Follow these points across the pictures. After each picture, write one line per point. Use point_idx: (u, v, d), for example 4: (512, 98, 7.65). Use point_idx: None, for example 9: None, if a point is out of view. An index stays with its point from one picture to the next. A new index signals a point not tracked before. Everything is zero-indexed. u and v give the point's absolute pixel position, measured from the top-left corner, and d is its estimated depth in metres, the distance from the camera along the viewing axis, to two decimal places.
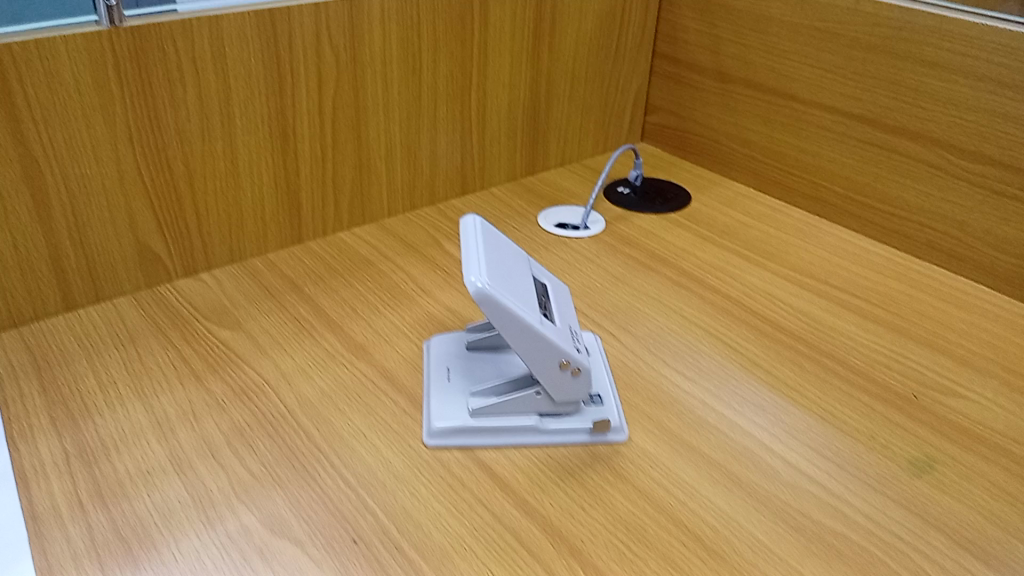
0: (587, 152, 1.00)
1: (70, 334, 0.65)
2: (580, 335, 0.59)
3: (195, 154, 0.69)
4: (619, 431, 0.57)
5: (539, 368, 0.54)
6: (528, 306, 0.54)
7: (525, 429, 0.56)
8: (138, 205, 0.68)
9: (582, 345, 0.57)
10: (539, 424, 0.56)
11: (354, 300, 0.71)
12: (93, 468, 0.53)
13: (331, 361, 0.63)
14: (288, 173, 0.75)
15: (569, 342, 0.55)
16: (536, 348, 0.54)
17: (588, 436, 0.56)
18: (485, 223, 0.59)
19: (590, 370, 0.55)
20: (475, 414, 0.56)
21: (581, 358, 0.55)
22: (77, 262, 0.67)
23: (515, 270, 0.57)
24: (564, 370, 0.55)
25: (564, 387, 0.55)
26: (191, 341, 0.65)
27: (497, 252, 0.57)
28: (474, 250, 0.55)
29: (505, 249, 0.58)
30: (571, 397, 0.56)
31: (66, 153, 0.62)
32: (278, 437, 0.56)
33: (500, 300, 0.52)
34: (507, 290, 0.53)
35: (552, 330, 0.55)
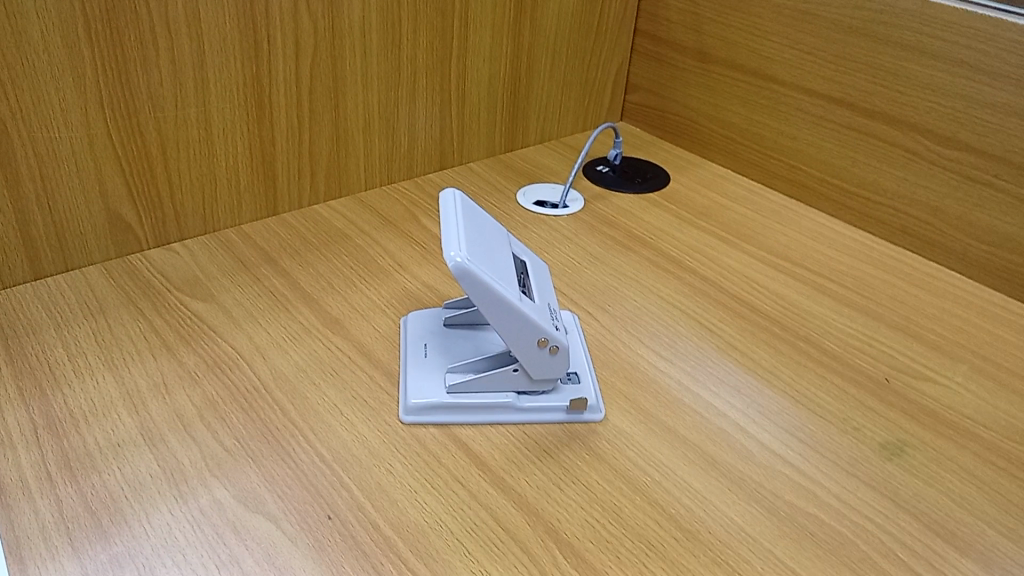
0: (567, 129, 0.99)
1: (37, 303, 0.64)
2: (559, 313, 0.59)
3: (168, 121, 0.67)
4: (596, 411, 0.57)
5: (517, 345, 0.54)
6: (507, 283, 0.54)
7: (502, 406, 0.56)
8: (108, 172, 0.66)
9: (561, 323, 0.57)
10: (516, 402, 0.56)
11: (330, 274, 0.70)
12: (61, 439, 0.52)
13: (306, 336, 0.62)
14: (264, 142, 0.74)
15: (547, 320, 0.55)
16: (514, 325, 0.53)
17: (564, 415, 0.56)
18: (464, 198, 0.58)
19: (568, 349, 0.55)
20: (451, 391, 0.56)
21: (559, 337, 0.54)
22: (45, 229, 0.65)
23: (494, 246, 0.56)
24: (542, 348, 0.55)
25: (542, 365, 0.55)
26: (162, 312, 0.64)
27: (477, 227, 0.56)
28: (454, 225, 0.54)
29: (484, 225, 0.58)
30: (548, 375, 0.56)
31: (34, 116, 0.60)
32: (252, 411, 0.55)
33: (479, 277, 0.51)
34: (486, 265, 0.53)
35: (531, 307, 0.54)
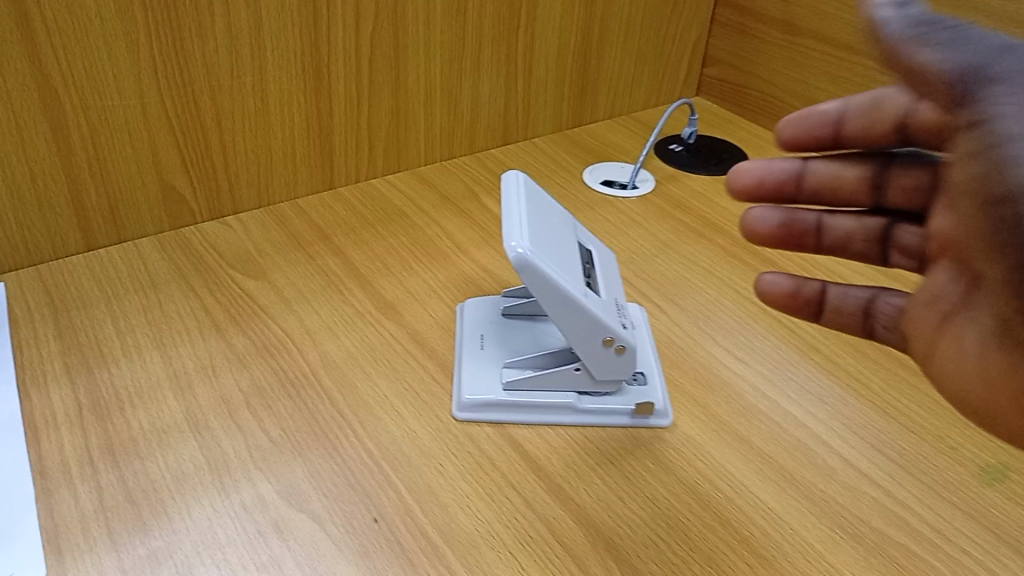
0: (639, 104, 0.94)
1: (88, 275, 0.62)
2: (626, 309, 0.54)
3: (223, 90, 0.64)
4: (664, 416, 0.53)
5: (580, 343, 0.50)
6: (571, 276, 0.50)
7: (561, 407, 0.52)
8: (161, 142, 0.64)
9: (628, 320, 0.52)
10: (577, 403, 0.52)
11: (386, 254, 0.67)
12: (106, 422, 0.50)
13: (359, 320, 0.60)
14: (321, 114, 0.71)
15: (614, 316, 0.51)
16: (578, 321, 0.49)
17: (629, 419, 0.52)
18: (529, 181, 0.54)
19: (635, 350, 0.51)
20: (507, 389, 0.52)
21: (627, 336, 0.50)
22: (98, 200, 0.63)
23: (559, 235, 0.52)
24: (607, 348, 0.50)
25: (607, 366, 0.51)
26: (213, 289, 0.62)
27: (540, 214, 0.52)
28: (516, 213, 0.50)
29: (548, 211, 0.53)
30: (613, 376, 0.52)
31: (87, 83, 0.58)
32: (300, 399, 0.53)
33: (540, 269, 0.47)
34: (550, 257, 0.49)
35: (596, 303, 0.50)
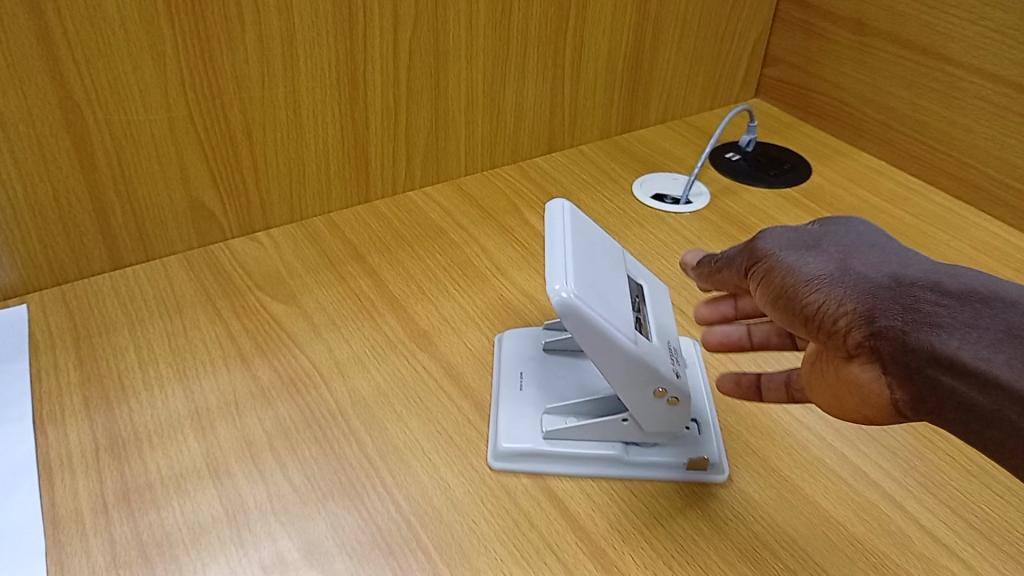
0: (693, 108, 0.88)
1: (113, 297, 0.60)
2: (680, 350, 0.50)
3: (254, 102, 0.61)
4: (720, 471, 0.48)
5: (630, 394, 0.46)
6: (621, 319, 0.45)
7: (606, 459, 0.48)
8: (190, 158, 0.61)
9: (682, 364, 0.48)
10: (624, 455, 0.48)
11: (421, 276, 0.63)
12: (123, 464, 0.48)
13: (392, 352, 0.56)
14: (357, 124, 0.67)
15: (667, 363, 0.46)
16: (628, 370, 0.45)
17: (681, 473, 0.48)
18: (575, 211, 0.49)
19: (690, 401, 0.46)
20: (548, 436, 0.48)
21: (680, 387, 0.46)
22: (124, 218, 0.61)
23: (609, 271, 0.48)
24: (659, 399, 0.46)
25: (657, 417, 0.47)
26: (240, 314, 0.59)
27: (589, 249, 0.48)
28: (560, 250, 0.46)
29: (596, 244, 0.49)
30: (664, 427, 0.47)
31: (111, 99, 0.55)
32: (326, 442, 0.50)
33: (587, 315, 0.43)
34: (598, 301, 0.44)
35: (648, 349, 0.46)
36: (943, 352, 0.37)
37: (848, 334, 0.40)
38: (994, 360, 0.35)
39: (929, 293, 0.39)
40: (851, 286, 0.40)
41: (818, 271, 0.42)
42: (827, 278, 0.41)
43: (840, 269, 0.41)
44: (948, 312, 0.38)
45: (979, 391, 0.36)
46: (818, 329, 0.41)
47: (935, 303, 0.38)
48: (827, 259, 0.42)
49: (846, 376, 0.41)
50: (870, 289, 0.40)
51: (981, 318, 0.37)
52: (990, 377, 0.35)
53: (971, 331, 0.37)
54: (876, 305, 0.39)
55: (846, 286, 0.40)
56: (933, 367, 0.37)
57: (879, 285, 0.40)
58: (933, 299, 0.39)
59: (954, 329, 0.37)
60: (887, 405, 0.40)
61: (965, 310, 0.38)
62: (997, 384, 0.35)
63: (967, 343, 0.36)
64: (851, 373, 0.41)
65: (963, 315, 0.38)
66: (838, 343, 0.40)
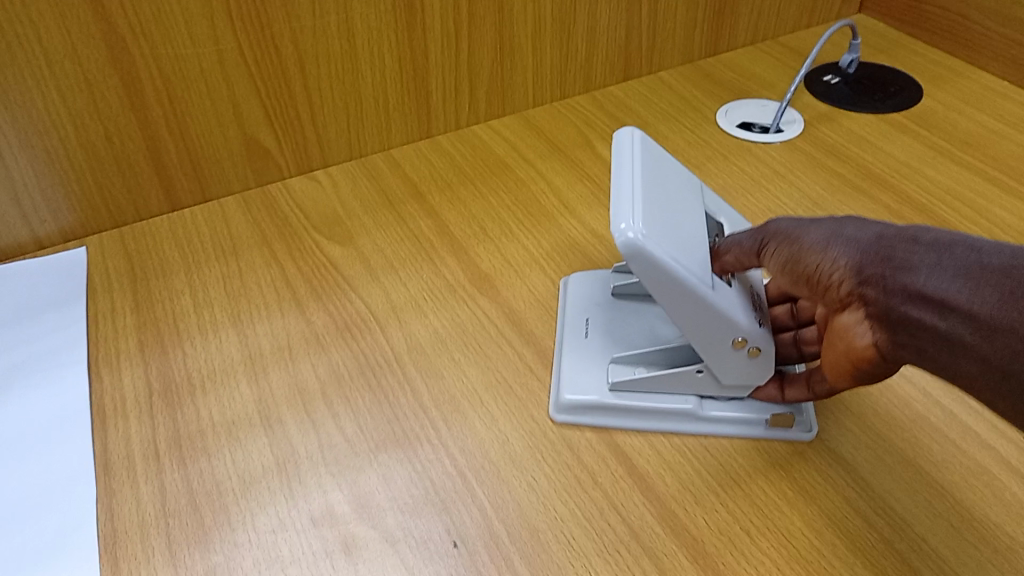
0: (787, 28, 0.80)
1: (171, 238, 0.59)
2: (762, 296, 0.44)
3: (306, 31, 0.58)
4: (807, 428, 0.43)
5: (705, 346, 0.41)
6: (697, 262, 0.40)
7: (679, 414, 0.44)
8: (242, 92, 0.58)
9: (765, 311, 0.43)
10: (699, 411, 0.44)
11: (484, 215, 0.60)
12: (175, 410, 0.46)
13: (451, 297, 0.53)
14: (415, 54, 0.63)
15: (749, 311, 0.41)
16: (702, 321, 0.40)
17: (761, 431, 0.44)
18: (646, 143, 0.44)
19: (773, 354, 0.42)
20: (615, 389, 0.44)
21: (761, 339, 0.41)
22: (179, 157, 0.59)
23: (685, 208, 0.43)
24: (737, 351, 0.41)
25: (735, 370, 0.42)
26: (295, 257, 0.57)
27: (661, 184, 0.43)
28: (628, 187, 0.41)
29: (670, 179, 0.44)
30: (743, 380, 0.43)
31: (157, 30, 0.53)
32: (380, 391, 0.47)
33: (658, 259, 0.38)
34: (672, 242, 0.40)
35: (728, 296, 0.41)
36: (912, 287, 0.35)
37: (836, 286, 0.38)
38: (953, 288, 0.34)
39: (907, 241, 0.36)
40: (840, 240, 0.38)
41: (812, 233, 0.40)
42: (819, 237, 0.39)
43: (834, 227, 0.39)
44: (923, 253, 0.35)
45: (940, 319, 0.34)
46: (816, 288, 0.39)
47: (911, 248, 0.36)
48: (821, 222, 0.40)
49: (835, 329, 0.39)
50: (857, 242, 0.38)
51: (949, 255, 0.35)
52: (948, 304, 0.33)
53: (936, 266, 0.35)
54: (860, 256, 0.37)
55: (836, 241, 0.39)
56: (905, 304, 0.35)
57: (868, 238, 0.38)
58: (910, 243, 0.36)
59: (926, 267, 0.35)
60: (870, 350, 0.37)
61: (935, 251, 0.35)
62: (955, 310, 0.33)
63: (935, 279, 0.34)
64: (839, 319, 0.39)
65: (933, 255, 0.35)
66: (830, 297, 0.39)
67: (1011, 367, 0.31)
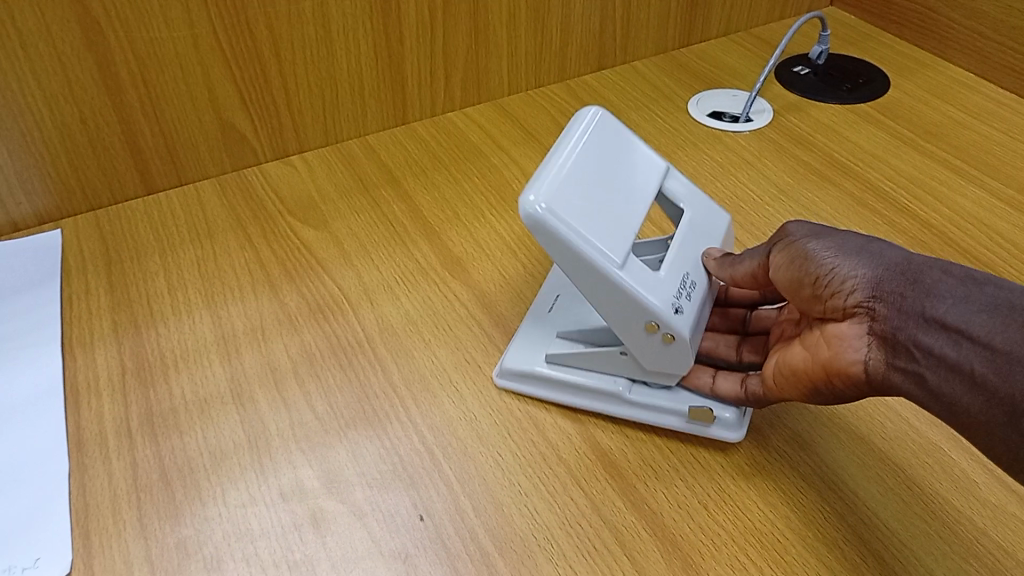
0: (760, 19, 0.81)
1: (146, 221, 0.59)
2: (703, 287, 0.44)
3: (281, 16, 0.58)
4: (729, 427, 0.43)
5: (620, 327, 0.42)
6: (614, 241, 0.40)
7: (606, 395, 0.44)
8: (217, 77, 0.59)
9: (692, 300, 0.42)
10: (624, 393, 0.44)
11: (457, 201, 0.61)
12: (148, 388, 0.47)
13: (423, 279, 0.54)
14: (391, 40, 0.63)
15: (668, 296, 0.41)
16: (613, 301, 0.41)
17: (682, 423, 0.43)
18: (602, 117, 0.45)
19: (687, 344, 0.41)
20: (551, 361, 0.45)
21: (673, 326, 0.41)
22: (155, 141, 0.59)
23: (621, 187, 0.43)
24: (651, 334, 0.41)
25: (652, 354, 0.42)
26: (270, 240, 0.57)
27: (601, 160, 0.43)
28: (559, 156, 0.42)
29: (615, 157, 0.44)
30: (667, 368, 0.43)
31: (132, 13, 0.53)
32: (351, 370, 0.48)
33: (558, 234, 0.39)
34: (585, 217, 0.40)
35: (645, 278, 0.41)
36: (932, 314, 0.36)
37: (846, 295, 0.40)
38: (976, 321, 0.35)
39: (937, 271, 0.38)
40: (865, 255, 0.40)
41: (839, 242, 0.41)
42: (844, 247, 0.41)
43: (862, 243, 0.41)
44: (950, 284, 0.37)
45: (951, 348, 0.35)
46: (820, 292, 0.41)
47: (940, 278, 0.38)
48: (847, 235, 0.42)
49: (827, 337, 0.41)
50: (881, 261, 0.40)
51: (977, 292, 0.36)
52: (967, 335, 0.35)
53: (964, 299, 0.36)
54: (884, 275, 0.39)
55: (861, 256, 0.40)
56: (919, 328, 0.37)
57: (892, 260, 0.39)
58: (938, 272, 0.38)
59: (950, 299, 0.37)
60: (856, 368, 0.39)
61: (963, 286, 0.37)
62: (973, 340, 0.35)
63: (958, 310, 0.36)
64: (835, 330, 0.40)
65: (960, 290, 0.37)
66: (835, 305, 0.40)
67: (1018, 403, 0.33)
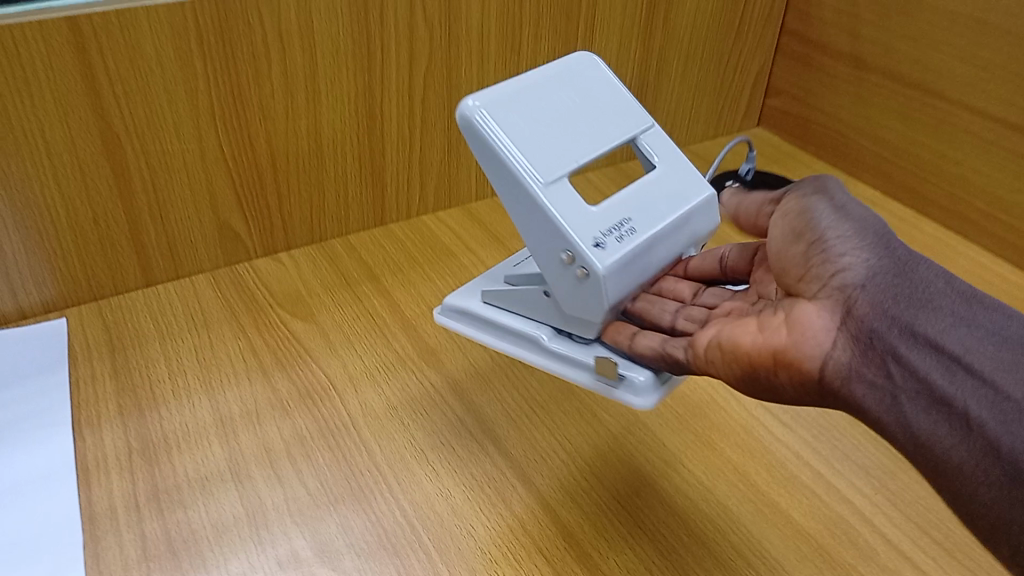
0: (697, 137, 0.92)
1: (145, 311, 0.65)
2: (644, 235, 0.47)
3: (279, 132, 0.66)
4: (638, 392, 0.47)
5: (547, 251, 0.47)
6: (541, 164, 0.46)
7: (531, 340, 0.51)
8: (218, 184, 0.66)
9: (620, 240, 0.46)
10: (546, 340, 0.50)
11: (432, 296, 0.68)
12: (153, 467, 0.52)
13: (401, 368, 0.61)
14: (374, 153, 0.71)
15: (592, 230, 0.46)
16: (536, 221, 0.46)
17: (587, 377, 0.49)
18: (584, 68, 0.52)
19: (598, 278, 0.45)
20: (495, 303, 0.53)
21: (586, 256, 0.45)
22: (157, 238, 0.66)
23: (571, 127, 0.49)
24: (570, 265, 0.46)
25: (574, 287, 0.47)
26: (262, 330, 0.63)
27: (561, 98, 0.50)
28: (522, 80, 0.49)
29: (578, 103, 0.50)
30: (587, 315, 0.48)
31: (148, 129, 0.60)
32: (338, 451, 0.54)
33: (486, 137, 0.46)
34: (517, 133, 0.47)
35: (569, 210, 0.46)
36: (928, 335, 0.41)
37: (837, 284, 0.43)
38: (975, 354, 0.40)
39: (940, 294, 0.42)
40: (867, 250, 0.43)
41: (848, 228, 0.44)
42: (853, 234, 0.44)
43: (867, 234, 0.44)
44: (947, 311, 0.41)
45: (942, 371, 0.40)
46: (815, 275, 0.43)
47: (939, 301, 0.42)
48: (856, 220, 0.44)
49: (795, 322, 0.43)
50: (886, 259, 0.43)
51: (974, 326, 0.41)
52: (963, 365, 0.40)
53: (963, 327, 0.41)
54: (886, 275, 0.43)
55: (868, 250, 0.43)
56: (908, 344, 0.41)
57: (890, 264, 0.43)
58: (939, 292, 0.42)
59: (946, 325, 0.41)
60: (813, 359, 0.43)
61: (962, 316, 0.41)
62: (970, 371, 0.39)
63: (959, 341, 0.40)
64: (802, 312, 0.44)
65: (960, 320, 0.41)
66: (825, 293, 0.43)
67: (1006, 441, 0.37)
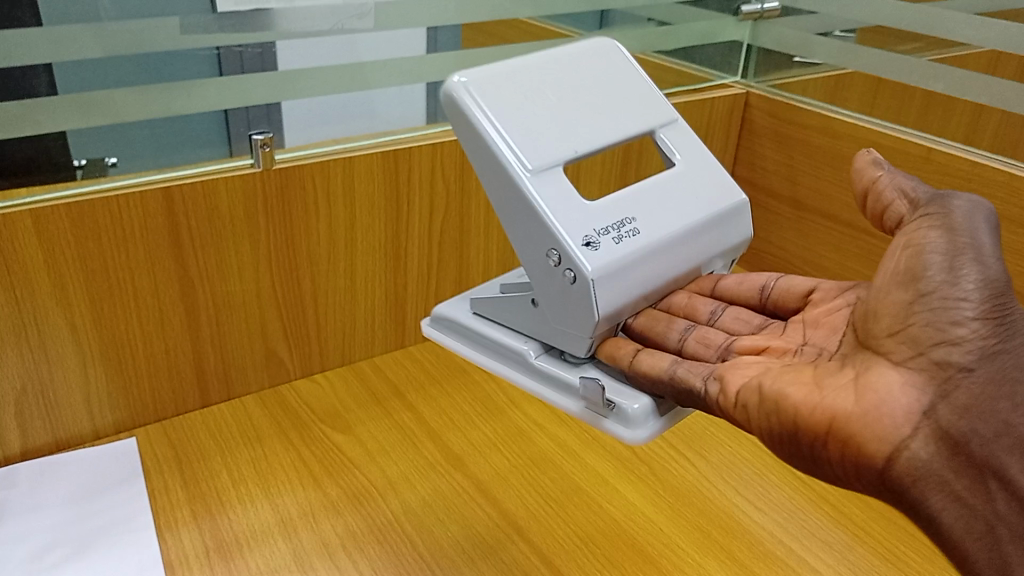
0: None
1: (204, 430, 0.74)
2: (634, 244, 0.55)
3: (323, 274, 0.78)
4: (629, 425, 0.54)
5: (537, 250, 0.55)
6: (532, 151, 0.55)
7: (518, 353, 0.60)
8: (269, 317, 0.77)
9: (608, 242, 0.54)
10: (532, 357, 0.59)
11: (452, 409, 0.79)
12: (229, 562, 0.61)
13: (432, 471, 0.71)
14: (398, 287, 0.83)
15: (582, 232, 0.54)
16: (527, 222, 0.55)
17: (567, 395, 0.58)
18: (581, 66, 0.61)
19: (584, 278, 0.53)
20: (487, 316, 0.63)
21: (573, 258, 0.53)
22: (215, 365, 0.76)
23: (563, 127, 0.57)
24: (557, 265, 0.54)
25: (560, 287, 0.55)
26: (309, 443, 0.73)
27: (559, 92, 0.58)
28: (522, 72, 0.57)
29: (574, 100, 0.59)
30: (564, 324, 0.56)
31: (217, 274, 0.72)
32: (386, 543, 0.63)
33: (482, 122, 0.54)
34: (511, 126, 0.55)
35: (556, 212, 0.54)
36: None
37: (941, 359, 0.46)
38: None
39: None
40: (980, 327, 0.46)
41: (966, 292, 0.47)
42: (972, 303, 0.46)
43: (987, 306, 0.47)
44: None
45: None
46: (922, 344, 0.47)
47: None
48: (979, 286, 0.47)
49: (876, 396, 0.47)
50: (996, 346, 0.46)
51: None
52: None
53: None
54: (998, 360, 0.46)
55: (979, 325, 0.46)
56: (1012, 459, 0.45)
57: (1001, 359, 0.46)
58: None
59: None
60: (886, 437, 0.46)
61: None
62: None
63: None
64: (881, 377, 0.47)
65: None
66: (931, 368, 0.47)
67: None
